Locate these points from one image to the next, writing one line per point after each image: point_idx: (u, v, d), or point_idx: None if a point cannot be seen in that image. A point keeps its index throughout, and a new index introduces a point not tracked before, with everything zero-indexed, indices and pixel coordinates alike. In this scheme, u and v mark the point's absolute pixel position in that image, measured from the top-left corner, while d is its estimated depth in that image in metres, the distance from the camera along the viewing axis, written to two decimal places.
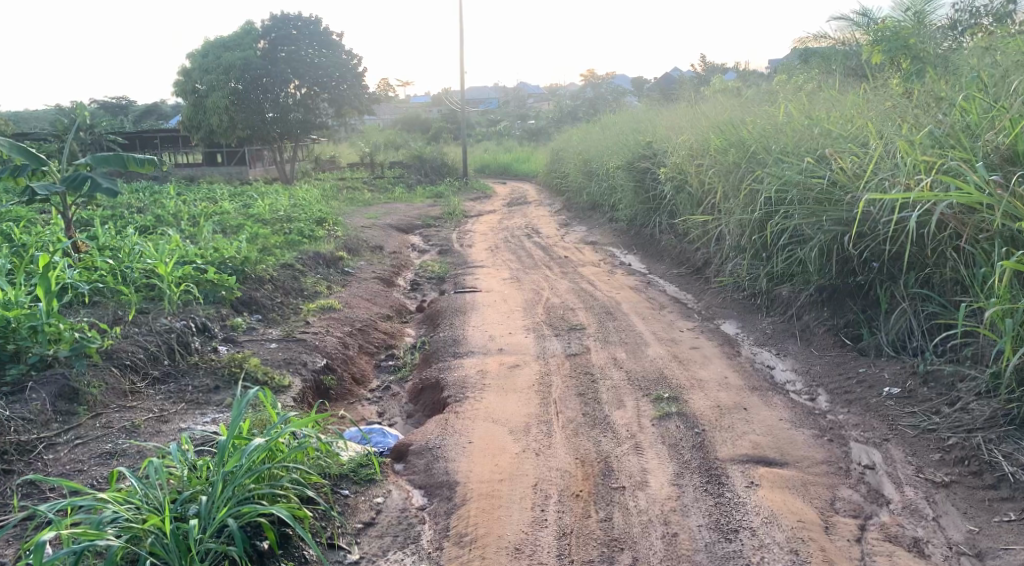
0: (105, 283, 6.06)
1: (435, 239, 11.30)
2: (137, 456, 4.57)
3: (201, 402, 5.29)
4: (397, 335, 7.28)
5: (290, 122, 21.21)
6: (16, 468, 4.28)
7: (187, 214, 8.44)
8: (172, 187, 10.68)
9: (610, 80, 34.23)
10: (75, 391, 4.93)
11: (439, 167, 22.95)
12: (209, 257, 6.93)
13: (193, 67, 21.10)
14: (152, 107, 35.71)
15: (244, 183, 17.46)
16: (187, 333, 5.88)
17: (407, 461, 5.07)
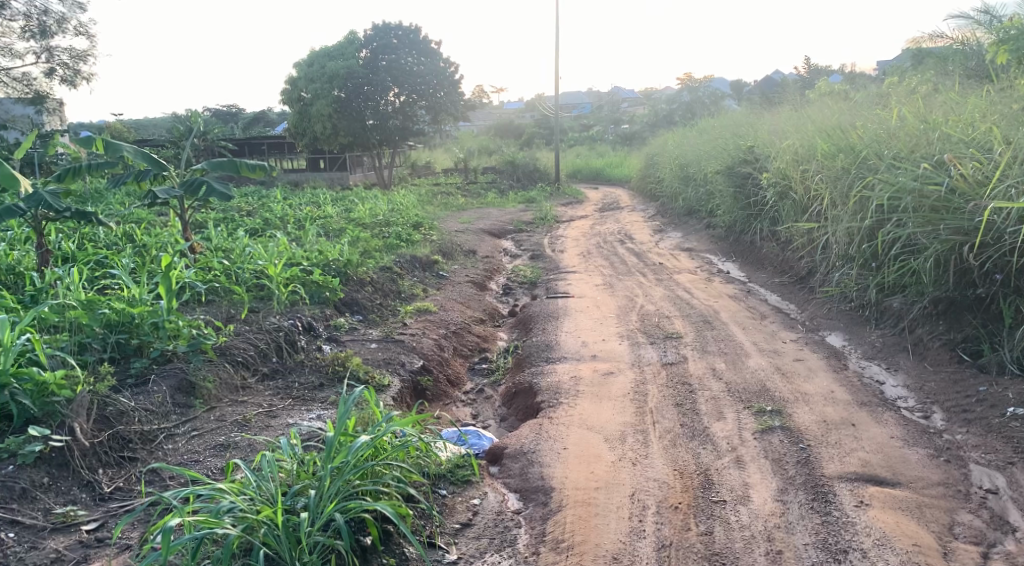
0: (218, 283, 6.40)
1: (527, 244, 11.36)
2: (248, 450, 4.78)
3: (306, 399, 5.48)
4: (490, 339, 7.34)
5: (389, 128, 21.76)
6: (139, 457, 4.62)
7: (293, 218, 8.77)
8: (279, 192, 11.13)
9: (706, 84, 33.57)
10: (192, 385, 5.22)
11: (531, 172, 23.06)
12: (313, 259, 7.19)
13: (298, 77, 21.95)
14: (260, 115, 37.42)
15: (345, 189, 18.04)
16: (294, 332, 6.12)
17: (503, 464, 5.10)
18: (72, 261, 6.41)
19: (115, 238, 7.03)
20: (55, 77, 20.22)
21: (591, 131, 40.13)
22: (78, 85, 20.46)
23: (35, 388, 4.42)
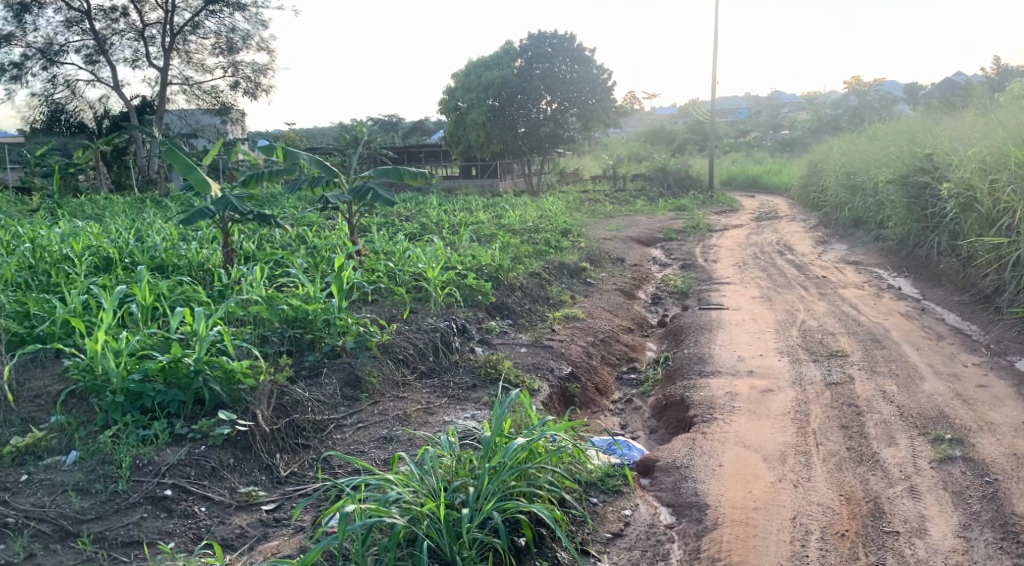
0: (382, 283, 6.74)
1: (678, 253, 11.16)
2: (408, 444, 5.01)
3: (461, 398, 5.66)
4: (639, 349, 7.26)
5: (539, 136, 22.21)
6: (311, 444, 4.98)
7: (448, 223, 9.08)
8: (436, 198, 11.56)
9: (875, 87, 31.57)
10: (358, 379, 5.55)
11: (683, 180, 22.69)
12: (468, 263, 7.41)
13: (456, 88, 22.82)
14: (417, 125, 39.14)
15: (497, 195, 18.50)
16: (450, 333, 6.33)
17: (654, 477, 5.02)
18: (253, 261, 6.99)
19: (289, 240, 7.59)
20: (239, 90, 22.21)
21: (745, 138, 38.81)
22: (258, 96, 22.36)
23: (224, 376, 4.84)
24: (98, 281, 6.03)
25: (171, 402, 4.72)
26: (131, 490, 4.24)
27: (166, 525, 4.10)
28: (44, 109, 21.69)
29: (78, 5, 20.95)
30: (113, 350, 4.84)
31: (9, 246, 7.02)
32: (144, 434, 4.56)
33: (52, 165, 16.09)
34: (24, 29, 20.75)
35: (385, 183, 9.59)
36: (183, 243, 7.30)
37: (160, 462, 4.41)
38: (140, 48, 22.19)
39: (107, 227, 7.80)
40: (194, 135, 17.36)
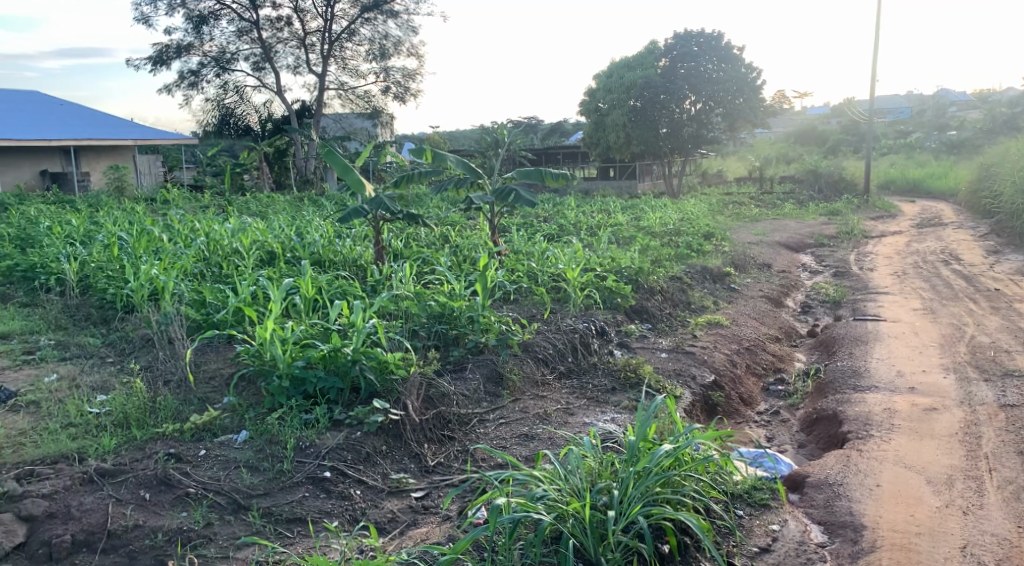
0: (523, 283, 6.86)
1: (829, 259, 10.66)
2: (549, 443, 5.05)
3: (601, 401, 5.63)
4: (786, 359, 6.99)
5: (681, 137, 22.48)
6: (456, 437, 5.13)
7: (587, 224, 9.11)
8: (575, 199, 11.63)
9: None
10: (500, 375, 5.66)
11: (836, 183, 21.52)
12: (607, 266, 7.39)
13: (598, 88, 23.69)
14: (557, 127, 39.63)
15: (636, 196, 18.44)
16: (588, 334, 6.34)
17: (803, 493, 4.79)
18: (401, 258, 7.30)
19: (434, 239, 7.87)
20: (389, 93, 23.45)
21: (904, 139, 36.42)
22: (406, 100, 23.62)
23: (379, 366, 5.13)
24: (265, 274, 6.56)
25: (331, 388, 5.10)
26: (295, 470, 4.56)
27: (325, 504, 4.36)
28: (215, 114, 23.58)
29: (248, 15, 22.63)
30: (280, 339, 5.28)
31: (188, 240, 7.73)
32: (307, 418, 4.93)
33: (224, 164, 17.53)
34: (201, 40, 22.62)
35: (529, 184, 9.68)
36: (337, 240, 7.75)
37: (320, 445, 4.73)
38: (302, 55, 23.67)
39: (271, 224, 8.37)
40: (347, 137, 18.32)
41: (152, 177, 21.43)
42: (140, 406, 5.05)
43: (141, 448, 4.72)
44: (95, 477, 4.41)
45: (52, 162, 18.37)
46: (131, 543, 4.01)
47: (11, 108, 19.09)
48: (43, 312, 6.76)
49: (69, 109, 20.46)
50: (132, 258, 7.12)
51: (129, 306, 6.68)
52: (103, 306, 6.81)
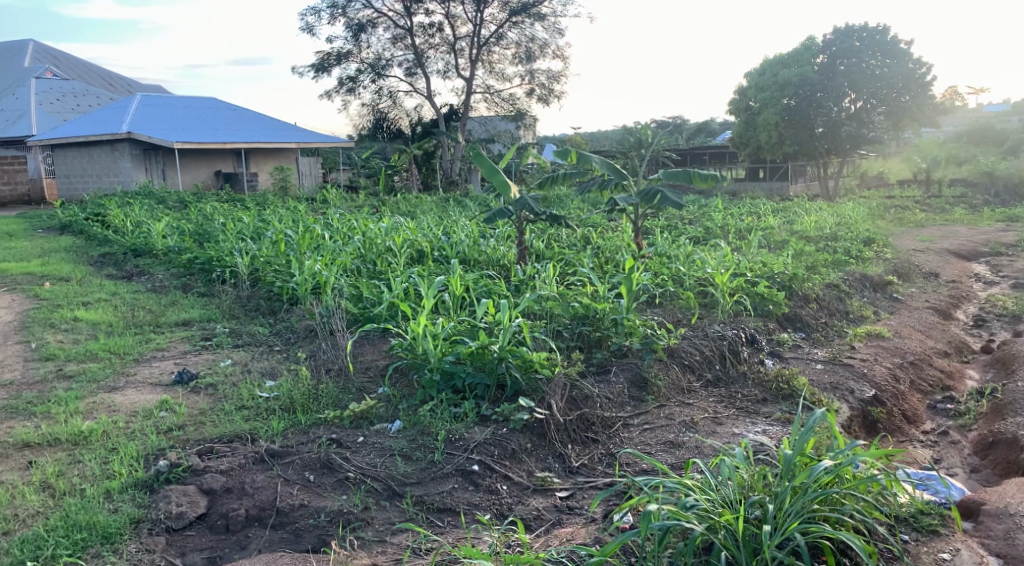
0: (668, 287, 6.76)
1: (1007, 269, 9.82)
2: (697, 451, 4.93)
3: (750, 411, 5.44)
4: (956, 376, 6.49)
5: (839, 137, 21.93)
6: (599, 439, 5.12)
7: (736, 226, 8.84)
8: (721, 202, 11.38)
9: None
10: (645, 380, 5.59)
11: (1015, 187, 19.78)
12: (758, 270, 7.14)
13: (750, 87, 23.97)
14: (702, 127, 39.11)
15: (787, 199, 17.83)
16: (738, 342, 6.15)
17: (979, 522, 4.41)
18: (544, 259, 7.37)
19: (576, 240, 7.92)
20: (534, 96, 24.84)
21: None
22: (551, 102, 24.80)
23: (524, 364, 5.23)
24: (416, 271, 6.87)
25: (478, 384, 5.26)
26: (445, 461, 4.71)
27: (473, 497, 4.47)
28: (370, 118, 24.81)
29: (403, 23, 23.64)
30: (431, 334, 5.53)
31: (346, 238, 8.21)
32: (456, 412, 5.12)
33: (378, 166, 18.56)
34: (359, 47, 23.85)
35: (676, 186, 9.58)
36: (482, 240, 7.96)
37: (469, 438, 4.87)
38: (451, 60, 24.44)
39: (420, 223, 8.74)
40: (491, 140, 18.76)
41: (312, 177, 22.49)
42: (305, 393, 5.47)
43: (306, 432, 5.07)
44: (265, 457, 4.77)
45: (225, 162, 20.00)
46: (297, 521, 4.27)
47: (190, 113, 20.89)
48: (219, 302, 7.42)
49: (238, 113, 22.13)
50: (296, 254, 7.69)
51: (293, 299, 7.20)
52: (271, 297, 7.37)
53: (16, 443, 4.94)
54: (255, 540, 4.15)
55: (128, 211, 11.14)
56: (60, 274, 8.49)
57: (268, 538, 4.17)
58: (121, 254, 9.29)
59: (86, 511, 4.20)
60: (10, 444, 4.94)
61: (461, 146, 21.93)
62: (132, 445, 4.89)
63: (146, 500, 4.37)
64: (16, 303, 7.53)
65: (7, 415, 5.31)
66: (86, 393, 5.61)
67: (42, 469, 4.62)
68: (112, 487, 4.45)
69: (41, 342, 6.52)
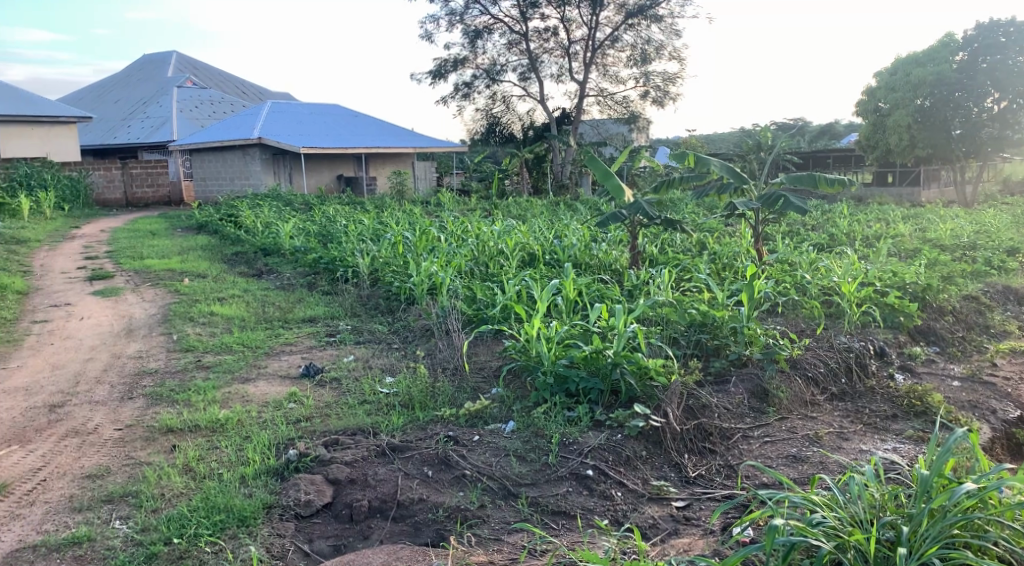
0: (790, 295, 6.55)
1: None
2: (821, 467, 4.74)
3: (879, 428, 5.19)
4: None
5: (979, 139, 21.00)
6: (717, 450, 5.01)
7: (863, 233, 8.47)
8: (846, 208, 10.96)
9: None
10: (765, 391, 5.44)
11: None
12: (888, 280, 6.81)
13: (880, 87, 22.94)
14: (827, 128, 37.71)
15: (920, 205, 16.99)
16: (865, 355, 5.89)
17: None
18: (658, 264, 7.29)
19: (691, 245, 7.81)
20: (649, 98, 24.65)
21: None
22: (665, 105, 24.56)
23: (639, 371, 5.18)
24: (530, 274, 6.94)
25: (592, 389, 5.25)
26: (559, 464, 4.74)
27: (588, 502, 4.46)
28: (484, 122, 25.27)
29: (519, 28, 23.93)
30: (545, 337, 5.58)
31: (461, 240, 8.41)
32: (570, 415, 5.14)
33: (491, 170, 18.89)
34: (475, 53, 24.33)
35: (797, 191, 9.29)
36: (594, 244, 7.96)
37: (583, 443, 4.88)
38: (565, 63, 24.56)
39: (533, 226, 8.83)
40: (604, 143, 18.77)
41: (428, 181, 23.01)
42: (423, 392, 5.62)
43: (424, 428, 5.22)
44: (386, 450, 4.94)
45: (348, 167, 20.88)
46: (417, 515, 4.38)
47: (314, 119, 21.89)
48: (342, 300, 7.76)
49: (358, 118, 23.02)
50: (414, 256, 7.95)
51: (410, 299, 7.44)
52: (389, 297, 7.65)
53: (161, 427, 5.32)
54: (377, 531, 4.29)
55: (258, 212, 11.80)
56: (197, 270, 9.09)
57: (388, 529, 4.30)
58: (251, 253, 9.86)
59: (223, 494, 4.46)
60: (156, 428, 5.33)
61: (572, 150, 22.02)
62: (264, 434, 5.17)
63: (276, 486, 4.61)
64: (159, 297, 8.12)
65: (153, 401, 5.73)
66: (222, 383, 5.98)
67: (184, 453, 4.95)
68: (247, 472, 4.71)
69: (182, 333, 7.00)
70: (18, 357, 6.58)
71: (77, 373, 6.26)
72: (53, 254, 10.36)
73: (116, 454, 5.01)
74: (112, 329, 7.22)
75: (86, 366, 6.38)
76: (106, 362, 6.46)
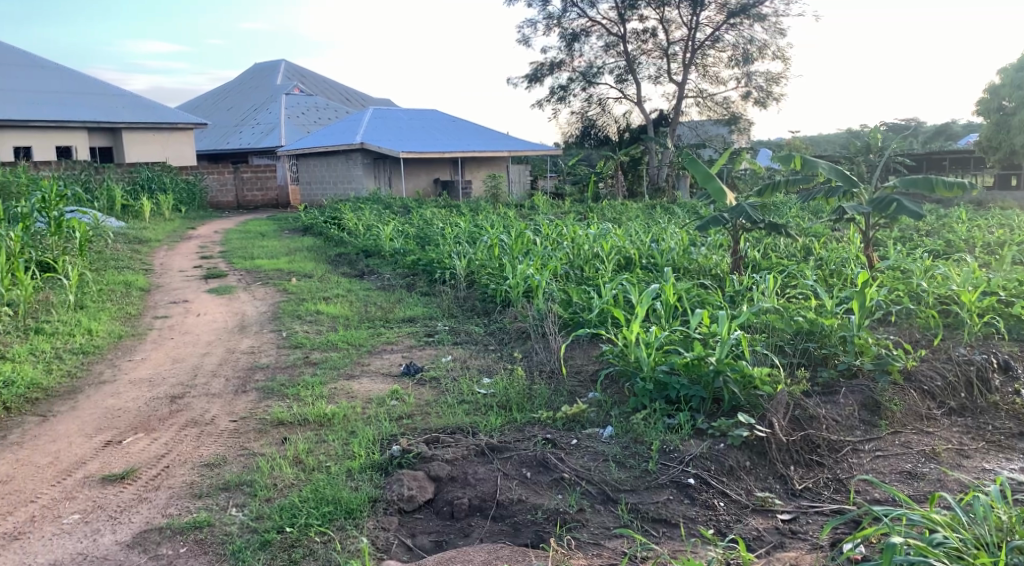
0: (904, 304, 6.27)
1: None
2: (939, 485, 4.51)
3: (1004, 446, 4.91)
4: None
5: None
6: (826, 463, 4.84)
7: (984, 240, 8.01)
8: (963, 213, 10.40)
9: None
10: (877, 403, 5.23)
11: None
12: (1014, 289, 6.42)
13: (1004, 84, 21.66)
14: (943, 128, 35.85)
15: None
16: (988, 369, 5.58)
17: None
18: (761, 269, 7.12)
19: (795, 251, 7.59)
20: (750, 99, 24.10)
21: None
22: (767, 105, 23.93)
23: (743, 380, 5.06)
24: (627, 278, 6.89)
25: (693, 396, 5.16)
26: (660, 471, 4.68)
27: (689, 510, 4.39)
28: (579, 125, 25.31)
29: (616, 30, 23.82)
30: (644, 342, 5.53)
31: (557, 243, 8.44)
32: (670, 423, 5.07)
33: (585, 173, 18.89)
34: (572, 56, 24.38)
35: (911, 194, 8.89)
36: (694, 248, 7.84)
37: (684, 451, 4.80)
38: (663, 65, 24.29)
39: (629, 229, 8.77)
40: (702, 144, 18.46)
41: (522, 184, 23.18)
42: (520, 394, 5.67)
43: (522, 430, 5.26)
44: (486, 450, 5.00)
45: (442, 170, 21.22)
46: (516, 515, 4.42)
47: (412, 123, 22.43)
48: (440, 301, 7.92)
49: (455, 122, 23.45)
50: (510, 258, 8.05)
51: (506, 301, 7.53)
52: (485, 298, 7.76)
53: (273, 419, 5.57)
54: (477, 529, 4.35)
55: (360, 215, 12.19)
56: (304, 270, 9.47)
57: (488, 528, 4.35)
58: (353, 254, 10.19)
59: (331, 487, 4.63)
60: (268, 421, 5.58)
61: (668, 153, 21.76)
62: (369, 429, 5.33)
63: (381, 481, 4.74)
64: (269, 295, 8.51)
65: (264, 395, 6.01)
66: (328, 379, 6.20)
67: (294, 445, 5.17)
68: (353, 466, 4.87)
69: (290, 331, 7.30)
70: (142, 350, 7.02)
71: (195, 366, 6.63)
72: (172, 254, 11.01)
73: (231, 445, 5.28)
74: (226, 325, 7.61)
75: (203, 360, 6.74)
76: (222, 357, 6.81)
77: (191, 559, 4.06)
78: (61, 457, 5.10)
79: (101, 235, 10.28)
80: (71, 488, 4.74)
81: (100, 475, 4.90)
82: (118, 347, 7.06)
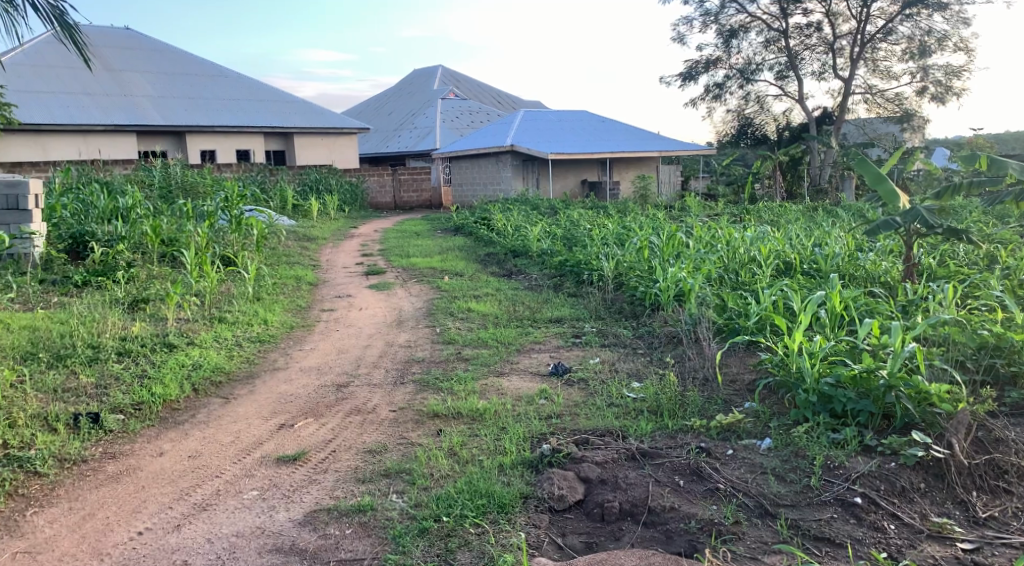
0: None
1: None
2: None
3: None
4: None
5: None
6: (1015, 491, 4.44)
7: None
8: None
9: None
10: None
11: None
12: None
13: None
14: None
15: None
16: None
17: None
18: (938, 278, 6.63)
19: (979, 258, 7.05)
20: (926, 94, 22.46)
21: None
22: (945, 101, 22.22)
23: (918, 396, 4.74)
24: (788, 284, 6.63)
25: (861, 411, 4.89)
26: (824, 488, 4.45)
27: (856, 531, 4.13)
28: (733, 124, 24.57)
29: (778, 25, 22.89)
30: (807, 352, 5.30)
31: (711, 246, 8.23)
32: (835, 437, 4.82)
33: (741, 174, 18.34)
34: (729, 53, 23.69)
35: None
36: (861, 254, 7.44)
37: (851, 468, 4.55)
38: (829, 60, 23.08)
39: (788, 233, 8.43)
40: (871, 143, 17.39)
41: (671, 185, 22.74)
42: (672, 400, 5.58)
43: (674, 437, 5.18)
44: (637, 455, 4.97)
45: (592, 171, 21.32)
46: (669, 523, 4.34)
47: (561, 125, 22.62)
48: (588, 302, 7.95)
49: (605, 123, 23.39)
50: (661, 261, 7.95)
51: (655, 305, 7.44)
52: (633, 301, 7.70)
53: (429, 411, 5.80)
54: (628, 533, 4.32)
55: (509, 216, 12.43)
56: (456, 269, 9.79)
57: (639, 533, 4.31)
58: (502, 254, 10.42)
59: (484, 480, 4.75)
60: (424, 412, 5.82)
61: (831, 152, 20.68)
62: (519, 426, 5.43)
63: (532, 478, 4.82)
64: (424, 292, 8.88)
65: (421, 387, 6.27)
66: (480, 375, 6.38)
67: (449, 438, 5.36)
68: (505, 462, 4.97)
69: (444, 327, 7.58)
70: (310, 341, 7.52)
71: (357, 357, 7.03)
72: (335, 251, 11.71)
73: (391, 433, 5.55)
74: (385, 320, 8.01)
75: (365, 352, 7.13)
76: (381, 350, 7.17)
77: (356, 541, 4.30)
78: (241, 437, 5.56)
79: (274, 233, 11.10)
80: (250, 466, 5.16)
81: (275, 455, 5.29)
82: (289, 337, 7.61)
